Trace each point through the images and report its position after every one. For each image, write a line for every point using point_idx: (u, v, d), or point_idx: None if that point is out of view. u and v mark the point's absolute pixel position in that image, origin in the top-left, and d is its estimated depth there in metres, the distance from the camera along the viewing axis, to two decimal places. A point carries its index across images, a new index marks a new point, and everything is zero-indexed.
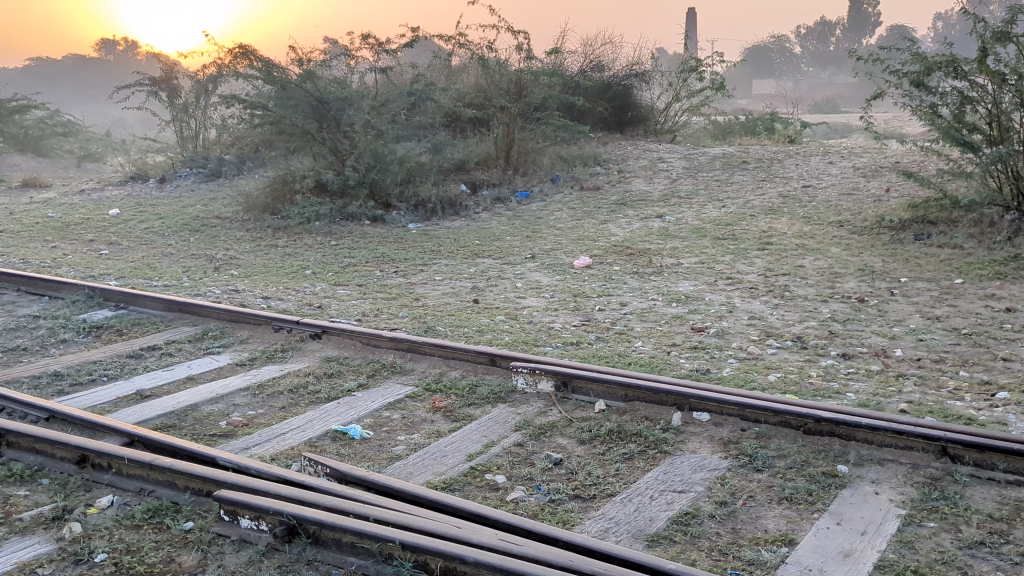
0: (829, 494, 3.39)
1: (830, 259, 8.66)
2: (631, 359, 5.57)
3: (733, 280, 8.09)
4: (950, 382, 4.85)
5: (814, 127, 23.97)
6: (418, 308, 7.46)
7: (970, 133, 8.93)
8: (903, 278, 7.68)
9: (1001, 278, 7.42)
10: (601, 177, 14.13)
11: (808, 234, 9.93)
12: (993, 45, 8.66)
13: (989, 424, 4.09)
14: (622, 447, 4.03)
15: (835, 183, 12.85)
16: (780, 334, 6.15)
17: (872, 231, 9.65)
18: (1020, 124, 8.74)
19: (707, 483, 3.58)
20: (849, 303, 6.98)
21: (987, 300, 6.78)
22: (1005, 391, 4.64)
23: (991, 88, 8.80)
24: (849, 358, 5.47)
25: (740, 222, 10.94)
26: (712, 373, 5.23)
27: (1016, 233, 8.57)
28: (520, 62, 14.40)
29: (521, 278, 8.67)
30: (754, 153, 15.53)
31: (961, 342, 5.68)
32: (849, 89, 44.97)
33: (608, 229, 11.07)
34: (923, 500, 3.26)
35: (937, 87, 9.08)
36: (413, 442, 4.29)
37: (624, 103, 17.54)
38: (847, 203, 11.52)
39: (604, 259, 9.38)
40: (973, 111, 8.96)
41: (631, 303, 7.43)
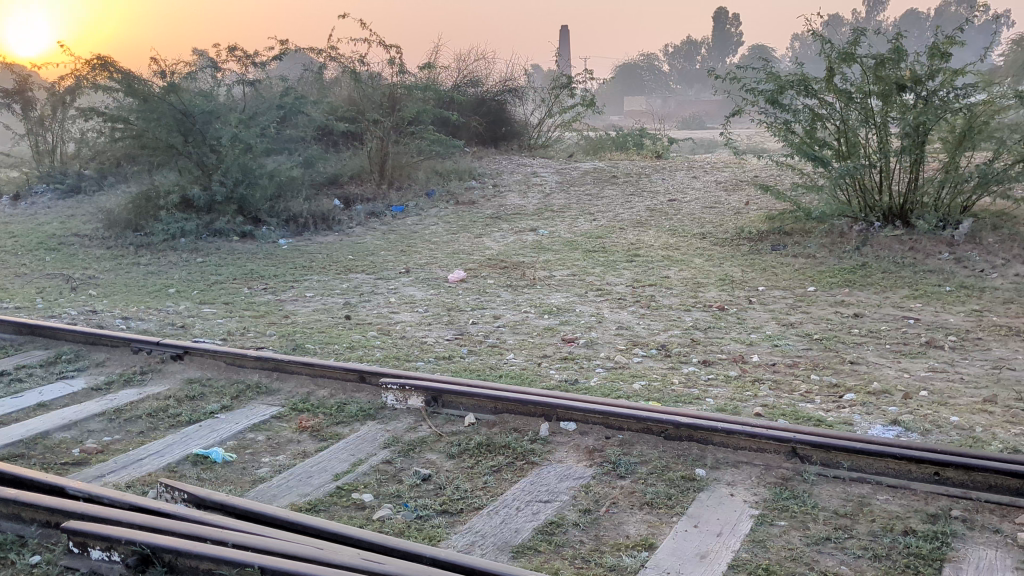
0: (687, 497, 3.50)
1: (693, 269, 8.96)
2: (503, 372, 5.62)
3: (603, 291, 8.28)
4: (802, 386, 5.07)
5: (682, 143, 24.85)
6: (287, 325, 7.31)
7: (820, 149, 9.39)
8: (761, 286, 8.03)
9: (850, 285, 7.85)
10: (475, 192, 14.21)
11: (673, 245, 10.25)
12: (839, 65, 9.18)
13: (837, 425, 4.31)
14: (491, 460, 4.05)
15: (700, 196, 13.32)
16: (645, 343, 6.32)
17: (733, 242, 10.04)
18: (867, 140, 9.18)
19: (573, 492, 3.63)
20: (711, 312, 7.24)
21: (838, 306, 7.16)
22: (854, 393, 4.88)
23: (839, 106, 9.27)
24: (709, 364, 5.67)
25: (610, 234, 11.21)
26: (580, 383, 5.31)
27: (864, 242, 9.10)
28: (393, 76, 14.34)
29: (395, 292, 8.63)
30: (623, 168, 15.93)
31: (813, 347, 5.97)
32: (715, 106, 46.71)
33: (482, 243, 11.13)
34: (775, 500, 3.40)
35: (790, 104, 9.54)
36: (278, 464, 4.19)
37: (497, 118, 17.70)
38: (710, 215, 11.96)
39: (478, 273, 9.42)
40: (824, 128, 9.39)
41: (504, 316, 7.48)
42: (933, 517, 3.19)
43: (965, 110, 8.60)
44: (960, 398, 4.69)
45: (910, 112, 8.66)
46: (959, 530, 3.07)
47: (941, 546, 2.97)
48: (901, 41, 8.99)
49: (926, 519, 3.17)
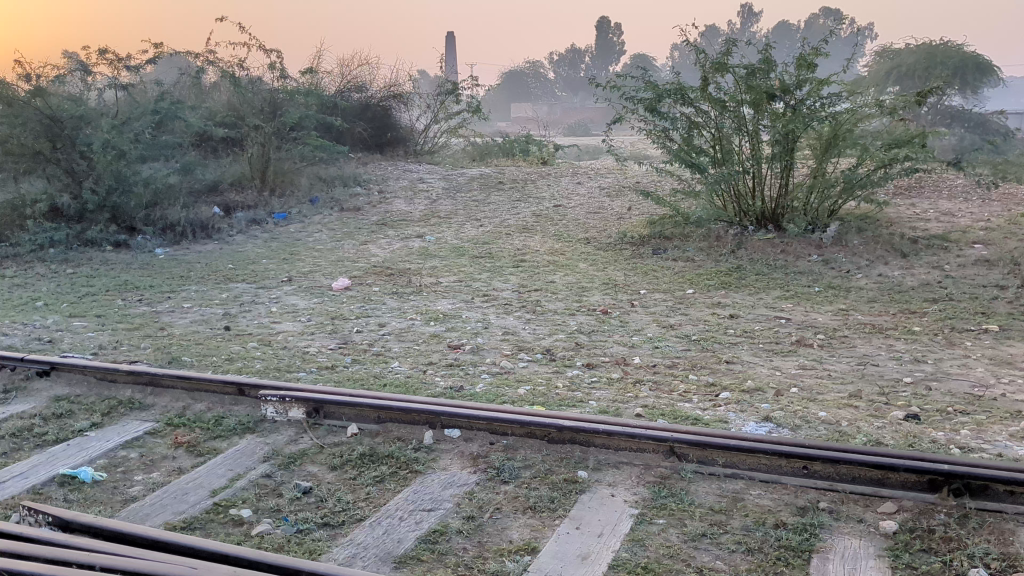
0: (569, 499, 3.54)
1: (578, 274, 9.09)
2: (387, 381, 5.55)
3: (489, 297, 8.31)
4: (681, 386, 5.20)
5: (567, 149, 25.24)
6: (163, 338, 7.06)
7: (698, 156, 9.58)
8: (643, 290, 8.21)
9: (727, 287, 8.09)
10: (360, 199, 14.04)
11: (558, 250, 10.37)
12: (712, 75, 9.38)
13: (712, 423, 4.43)
14: (373, 470, 4.00)
15: (584, 202, 13.53)
16: (530, 347, 6.37)
17: (616, 247, 10.22)
18: (740, 147, 9.48)
19: (456, 499, 3.63)
20: (595, 315, 7.36)
21: (715, 308, 7.38)
22: (729, 391, 5.04)
23: (714, 114, 9.49)
24: (593, 367, 5.76)
25: (496, 240, 11.26)
26: (466, 390, 5.30)
27: (739, 245, 9.42)
28: (274, 81, 14.06)
29: (277, 302, 8.45)
30: (509, 174, 16.04)
31: (692, 348, 6.14)
32: (599, 113, 47.47)
33: (368, 250, 11.02)
34: (654, 499, 3.47)
35: (668, 112, 9.66)
36: (152, 482, 4.04)
37: (382, 124, 17.53)
38: (594, 221, 12.16)
39: (363, 280, 9.32)
40: (700, 135, 9.62)
41: (389, 323, 7.42)
42: (803, 510, 3.31)
43: (831, 119, 9.03)
44: (828, 393, 4.89)
45: (780, 120, 9.00)
46: (827, 521, 3.19)
47: (809, 537, 3.09)
48: (770, 53, 9.30)
49: (796, 512, 3.29)
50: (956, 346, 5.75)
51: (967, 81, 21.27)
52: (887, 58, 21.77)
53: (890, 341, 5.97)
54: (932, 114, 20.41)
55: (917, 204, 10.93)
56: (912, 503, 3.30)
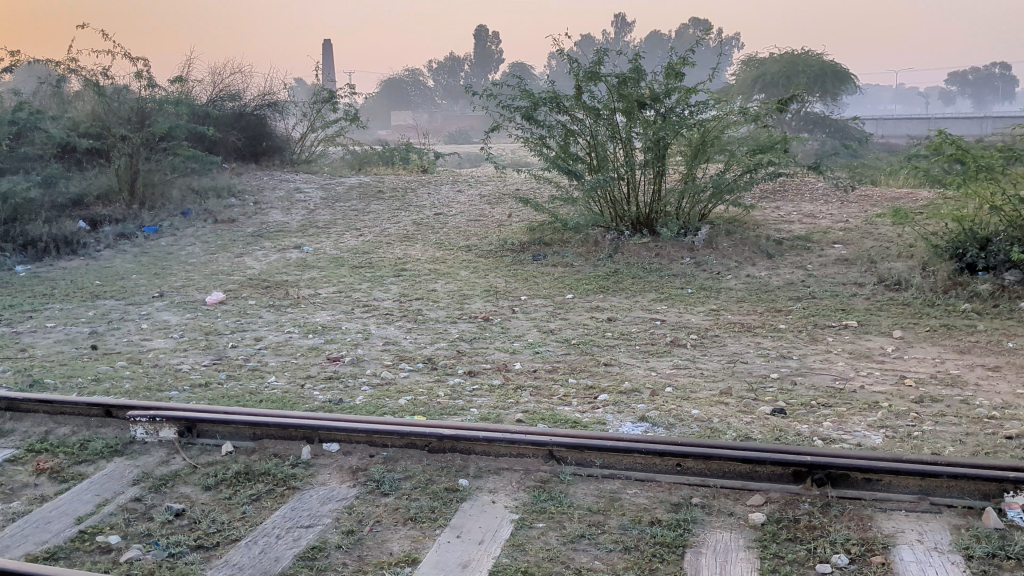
0: (449, 508, 3.54)
1: (459, 281, 9.10)
2: (264, 397, 5.42)
3: (369, 307, 8.23)
4: (560, 390, 5.25)
5: (447, 158, 25.29)
6: (24, 360, 6.71)
7: (574, 163, 9.71)
8: (524, 296, 8.28)
9: (605, 291, 8.25)
10: (235, 211, 13.68)
11: (439, 258, 10.36)
12: (585, 84, 9.52)
13: (591, 425, 4.49)
14: (249, 488, 3.90)
15: (464, 210, 13.55)
16: (412, 357, 6.34)
17: (496, 254, 10.27)
18: (615, 154, 9.65)
19: (336, 514, 3.57)
20: (476, 322, 7.38)
21: (593, 311, 7.51)
22: (607, 393, 5.12)
23: (589, 122, 9.65)
24: (474, 375, 5.77)
25: (376, 249, 11.16)
26: (345, 403, 5.23)
27: (616, 249, 9.59)
28: (141, 89, 13.48)
29: (148, 318, 8.15)
30: (388, 182, 15.92)
31: (571, 352, 6.22)
32: (479, 121, 47.74)
33: (243, 262, 10.75)
34: (534, 503, 3.50)
35: (544, 119, 9.82)
36: (11, 512, 3.83)
37: (257, 133, 17.07)
38: (475, 228, 12.21)
39: (239, 294, 9.08)
40: (576, 143, 9.77)
41: (267, 337, 7.26)
42: (677, 506, 3.40)
43: (699, 126, 9.34)
44: (701, 392, 5.04)
45: (651, 127, 9.26)
46: (699, 516, 3.29)
47: (683, 533, 3.18)
48: (639, 61, 9.49)
49: (670, 509, 3.38)
50: (819, 341, 6.02)
51: (826, 88, 22.34)
52: (753, 68, 22.70)
53: (758, 339, 6.20)
54: (795, 120, 21.34)
55: (782, 206, 11.40)
56: (779, 494, 3.43)
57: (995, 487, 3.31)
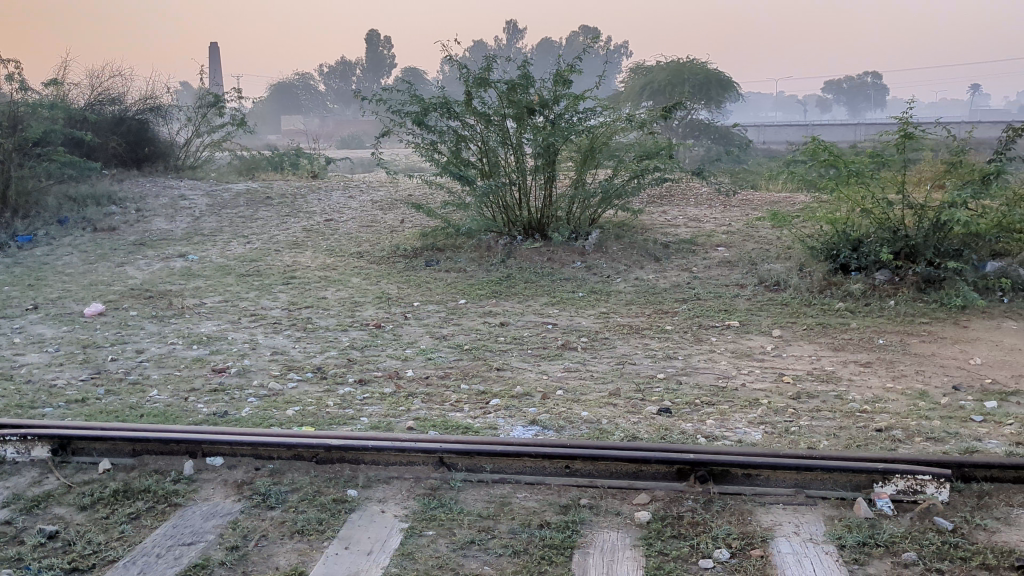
0: (337, 519, 3.48)
1: (350, 289, 8.97)
2: (144, 411, 5.22)
3: (257, 316, 8.04)
4: (452, 396, 5.22)
5: (340, 163, 25.03)
6: None
7: (466, 168, 9.61)
8: (416, 301, 8.23)
9: (497, 295, 8.26)
10: (115, 219, 13.18)
11: (330, 266, 10.21)
12: (475, 90, 9.45)
13: (482, 430, 4.46)
14: (128, 507, 3.75)
15: (355, 216, 13.42)
16: (301, 366, 6.22)
17: (388, 260, 10.13)
18: (506, 160, 9.64)
19: (219, 530, 3.47)
20: (368, 330, 7.30)
21: (486, 316, 7.52)
22: (498, 398, 5.13)
23: (479, 128, 9.56)
24: (365, 383, 5.69)
25: (265, 257, 10.93)
26: (231, 415, 5.09)
27: (509, 254, 9.59)
28: (14, 92, 12.97)
29: (21, 332, 7.76)
30: (276, 188, 15.61)
31: (464, 357, 6.20)
32: (371, 126, 47.33)
33: (125, 272, 10.36)
34: (423, 511, 3.48)
35: (435, 125, 9.59)
36: None
37: (139, 138, 16.47)
38: (366, 234, 12.09)
39: (119, 305, 8.74)
40: (468, 148, 9.66)
41: (148, 349, 7.01)
42: (566, 508, 3.43)
43: (587, 132, 9.49)
44: (591, 393, 5.10)
45: (541, 133, 9.33)
46: (587, 517, 3.33)
47: (572, 534, 3.21)
48: (528, 68, 9.51)
49: (559, 511, 3.41)
50: (703, 341, 6.19)
51: (711, 96, 23.02)
52: (640, 75, 23.23)
53: (646, 341, 6.33)
54: (681, 127, 21.88)
55: (669, 211, 11.67)
56: (664, 492, 3.50)
57: (865, 478, 3.47)
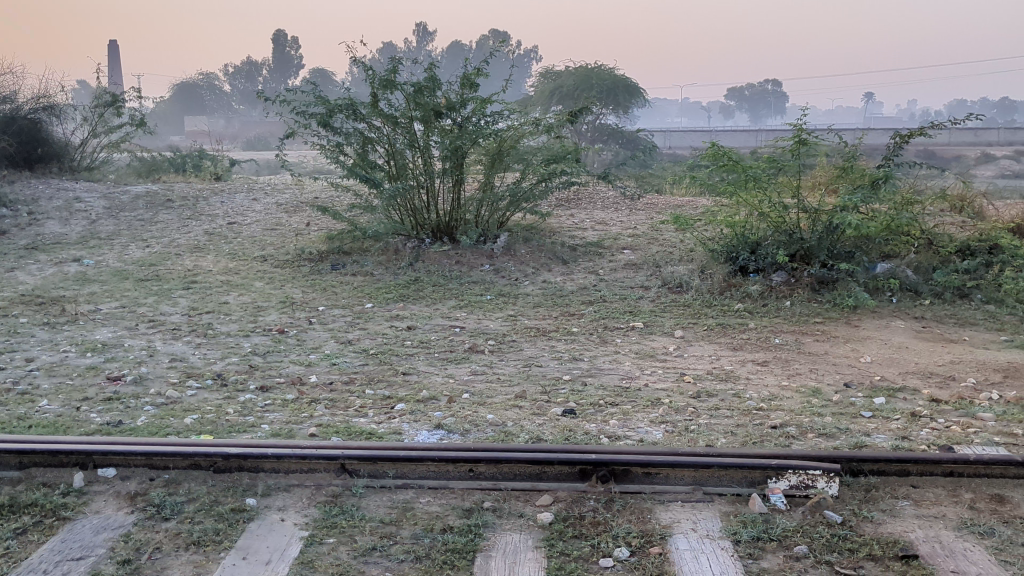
0: (235, 530, 3.40)
1: (253, 293, 8.79)
2: (32, 423, 4.99)
3: (156, 322, 7.81)
4: (357, 402, 5.15)
5: (245, 165, 24.52)
6: None
7: (373, 170, 9.45)
8: (321, 306, 8.10)
9: (404, 299, 8.19)
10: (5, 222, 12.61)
11: (232, 270, 9.98)
12: (381, 92, 9.28)
13: (386, 435, 4.41)
14: (13, 522, 3.58)
15: (259, 219, 13.16)
16: (200, 374, 6.05)
17: (293, 264, 9.93)
18: (414, 163, 9.55)
19: (111, 543, 3.35)
20: (270, 335, 7.15)
21: (392, 320, 7.45)
22: (404, 402, 5.08)
23: (387, 129, 9.43)
24: (266, 390, 5.57)
25: (164, 261, 10.61)
26: (125, 425, 4.91)
27: (417, 258, 9.50)
28: None
29: None
30: (177, 191, 15.18)
31: (369, 362, 6.12)
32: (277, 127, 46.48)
33: (14, 278, 9.93)
34: (324, 519, 3.42)
35: (341, 127, 9.42)
36: None
37: (31, 138, 15.69)
38: (270, 237, 11.87)
39: (8, 312, 8.37)
40: (375, 151, 9.50)
41: (39, 358, 6.72)
42: (469, 511, 3.42)
43: (495, 135, 9.51)
44: (496, 396, 5.10)
45: (448, 135, 9.29)
46: (490, 520, 3.33)
47: (474, 538, 3.20)
48: (434, 72, 9.39)
49: (462, 515, 3.39)
50: (608, 343, 6.26)
51: (619, 101, 23.34)
52: (550, 80, 23.42)
53: (552, 343, 6.38)
54: (589, 131, 22.10)
55: (577, 214, 11.78)
56: (566, 493, 3.52)
57: (760, 473, 3.55)
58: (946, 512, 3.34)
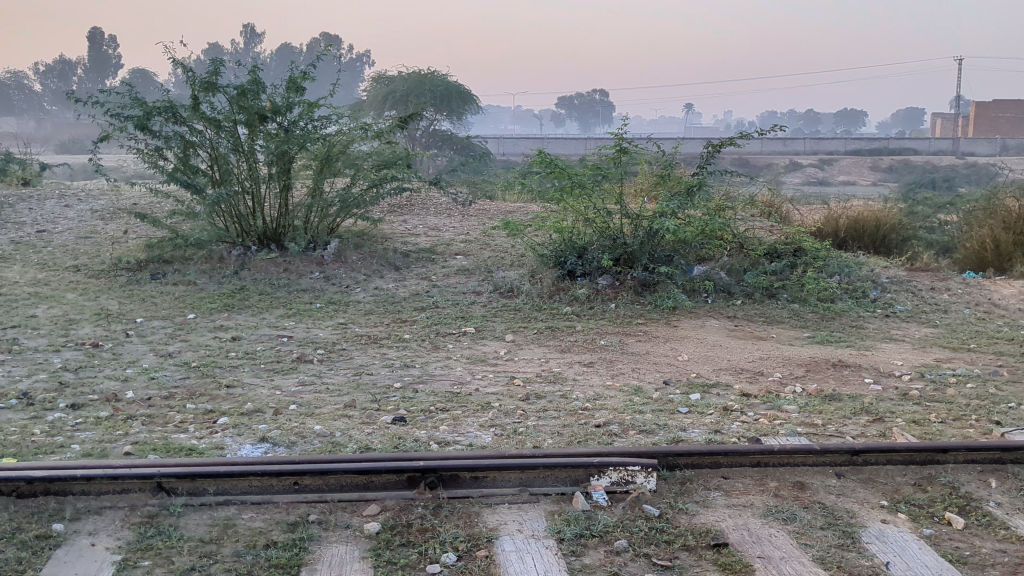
0: (40, 558, 3.17)
1: (64, 305, 8.25)
2: None
3: None
4: (176, 417, 4.93)
5: (57, 170, 23.03)
6: None
7: (194, 176, 9.03)
8: (139, 318, 7.71)
9: (229, 309, 7.92)
10: None
11: (41, 280, 9.34)
12: (202, 95, 8.96)
13: (208, 451, 4.24)
14: None
15: (72, 226, 12.40)
16: (3, 393, 5.62)
17: (109, 274, 9.34)
18: (238, 167, 9.23)
19: None
20: (83, 350, 6.74)
21: (217, 331, 7.19)
22: (227, 416, 4.91)
23: (210, 133, 9.04)
24: (78, 409, 5.24)
25: None
26: None
27: (242, 266, 9.13)
28: None
29: None
30: None
31: (191, 375, 5.88)
32: (92, 129, 43.96)
33: None
34: (139, 541, 3.26)
35: (160, 130, 8.91)
36: None
37: None
38: (84, 246, 11.20)
39: None
40: (196, 156, 9.04)
41: None
42: (293, 525, 3.34)
43: (324, 140, 9.38)
44: (324, 406, 5.02)
45: (274, 140, 9.07)
46: (315, 533, 3.26)
47: (298, 552, 3.13)
48: (258, 73, 9.16)
49: (286, 529, 3.31)
50: (440, 349, 6.28)
51: (452, 108, 23.42)
52: (383, 84, 23.23)
53: (384, 350, 6.33)
54: (424, 137, 22.07)
55: (409, 220, 11.75)
56: (394, 501, 3.49)
57: (582, 472, 3.65)
58: (753, 501, 3.54)
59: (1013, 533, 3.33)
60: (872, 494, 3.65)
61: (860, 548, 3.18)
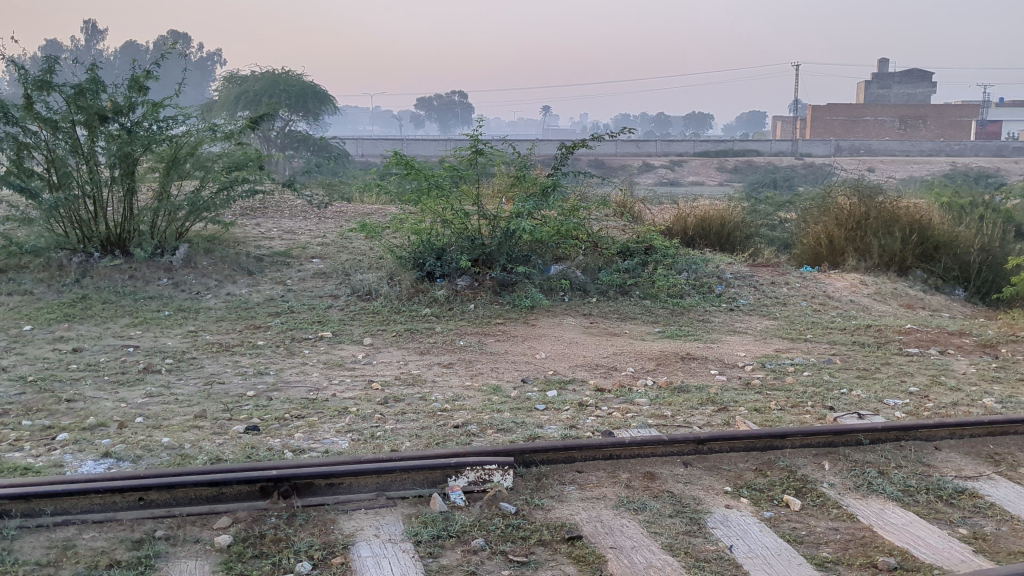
0: None
1: None
2: None
3: None
4: (10, 435, 4.62)
5: None
6: None
7: (29, 179, 8.45)
8: None
9: (70, 319, 7.49)
10: None
11: None
12: (36, 94, 8.51)
13: (46, 470, 4.00)
14: None
15: None
16: None
17: None
18: (78, 170, 8.68)
19: None
20: None
21: (56, 343, 6.79)
22: (67, 431, 4.64)
23: (46, 134, 8.54)
24: None
25: None
26: None
27: (83, 274, 8.64)
28: None
29: None
30: None
31: (27, 391, 5.52)
32: None
33: None
34: None
35: None
36: None
37: None
38: None
39: None
40: (31, 158, 8.52)
41: None
42: (139, 542, 3.20)
43: (170, 141, 9.05)
44: (173, 418, 4.82)
45: (115, 141, 8.67)
46: (162, 549, 3.14)
47: (144, 570, 3.00)
48: (96, 72, 8.83)
49: (131, 547, 3.16)
50: (295, 354, 6.15)
51: (308, 108, 22.95)
52: (235, 84, 22.54)
53: (237, 358, 6.15)
54: (278, 138, 21.55)
55: (263, 223, 11.45)
56: (246, 512, 3.39)
57: (439, 473, 3.65)
58: (606, 493, 3.63)
59: (844, 511, 3.54)
60: (717, 481, 3.80)
61: (706, 533, 3.31)
